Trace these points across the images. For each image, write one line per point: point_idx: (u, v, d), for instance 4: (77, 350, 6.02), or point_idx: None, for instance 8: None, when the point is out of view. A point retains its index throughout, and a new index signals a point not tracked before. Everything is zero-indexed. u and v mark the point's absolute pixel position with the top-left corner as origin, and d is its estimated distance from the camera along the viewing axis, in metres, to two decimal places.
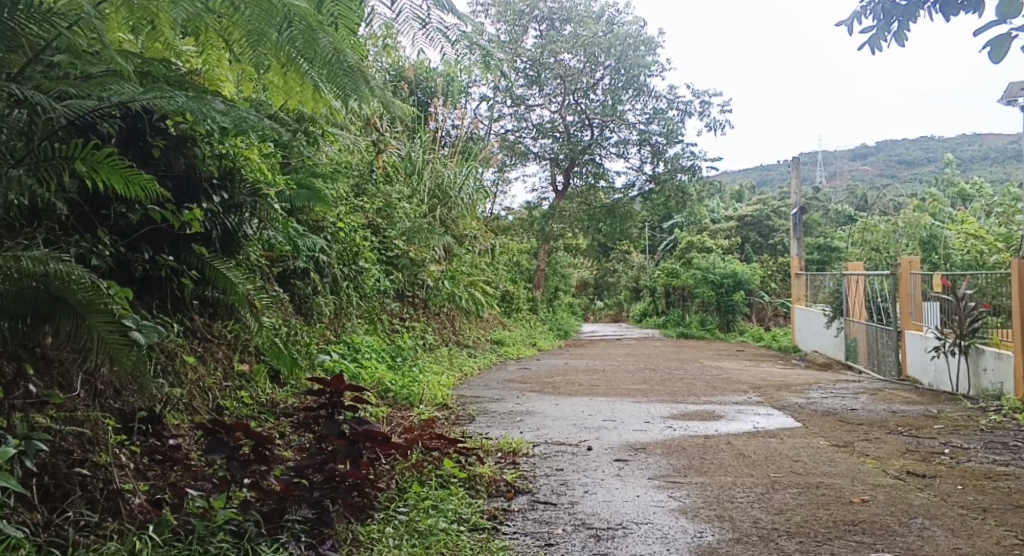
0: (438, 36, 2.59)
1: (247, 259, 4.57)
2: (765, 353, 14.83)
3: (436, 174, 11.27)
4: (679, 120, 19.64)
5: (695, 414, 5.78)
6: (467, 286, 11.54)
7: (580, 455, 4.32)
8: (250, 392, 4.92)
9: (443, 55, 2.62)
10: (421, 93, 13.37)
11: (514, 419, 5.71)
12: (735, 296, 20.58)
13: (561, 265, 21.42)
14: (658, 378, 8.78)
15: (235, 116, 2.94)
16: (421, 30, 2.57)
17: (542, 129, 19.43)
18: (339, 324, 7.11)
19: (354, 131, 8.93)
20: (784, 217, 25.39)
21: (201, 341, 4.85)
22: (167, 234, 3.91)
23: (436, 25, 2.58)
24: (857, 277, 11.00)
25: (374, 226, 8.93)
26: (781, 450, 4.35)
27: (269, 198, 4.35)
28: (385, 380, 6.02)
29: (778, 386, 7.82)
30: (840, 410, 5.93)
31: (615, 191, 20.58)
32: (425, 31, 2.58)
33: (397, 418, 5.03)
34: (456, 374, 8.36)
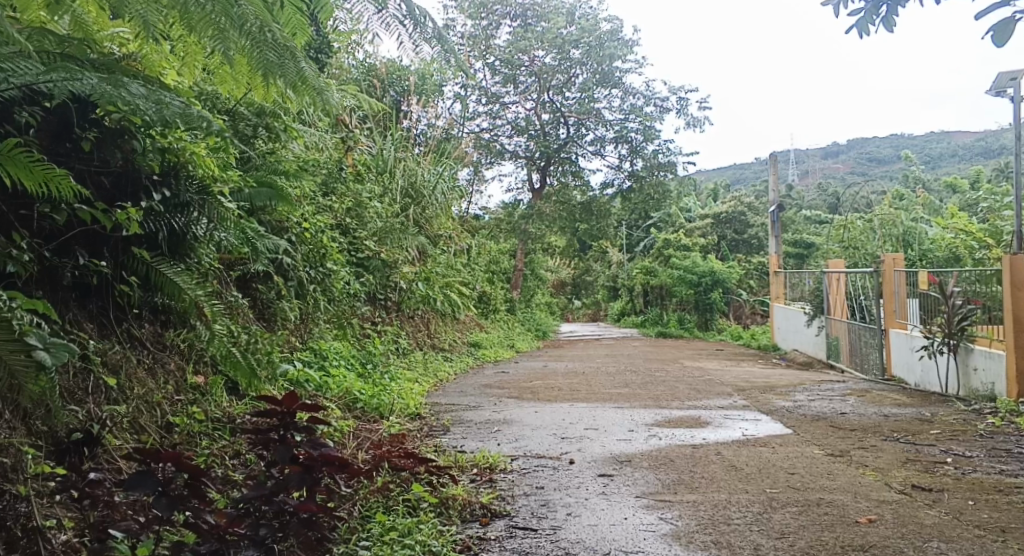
0: (394, 22, 2.67)
1: (199, 263, 4.24)
2: (745, 352, 14.68)
3: (409, 172, 10.92)
4: (656, 117, 19.46)
5: (681, 421, 5.52)
6: (443, 288, 11.22)
7: (561, 471, 4.03)
8: (205, 406, 4.57)
9: (399, 41, 2.69)
10: (393, 90, 13.01)
11: (491, 429, 5.41)
12: (714, 295, 20.47)
13: (539, 265, 21.17)
14: (639, 380, 8.53)
15: (157, 99, 2.80)
16: (376, 14, 2.65)
17: (517, 127, 19.19)
18: (305, 330, 6.77)
19: (321, 128, 8.59)
20: (760, 214, 25.35)
21: (151, 351, 4.51)
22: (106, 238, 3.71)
23: (391, 11, 2.65)
24: (838, 275, 10.85)
25: (343, 226, 8.57)
26: (773, 461, 4.10)
27: (220, 197, 3.97)
28: (354, 389, 5.68)
29: (762, 388, 7.60)
30: (830, 415, 5.71)
31: (592, 188, 20.35)
32: (380, 16, 2.65)
33: (366, 432, 4.70)
34: (430, 380, 8.03)
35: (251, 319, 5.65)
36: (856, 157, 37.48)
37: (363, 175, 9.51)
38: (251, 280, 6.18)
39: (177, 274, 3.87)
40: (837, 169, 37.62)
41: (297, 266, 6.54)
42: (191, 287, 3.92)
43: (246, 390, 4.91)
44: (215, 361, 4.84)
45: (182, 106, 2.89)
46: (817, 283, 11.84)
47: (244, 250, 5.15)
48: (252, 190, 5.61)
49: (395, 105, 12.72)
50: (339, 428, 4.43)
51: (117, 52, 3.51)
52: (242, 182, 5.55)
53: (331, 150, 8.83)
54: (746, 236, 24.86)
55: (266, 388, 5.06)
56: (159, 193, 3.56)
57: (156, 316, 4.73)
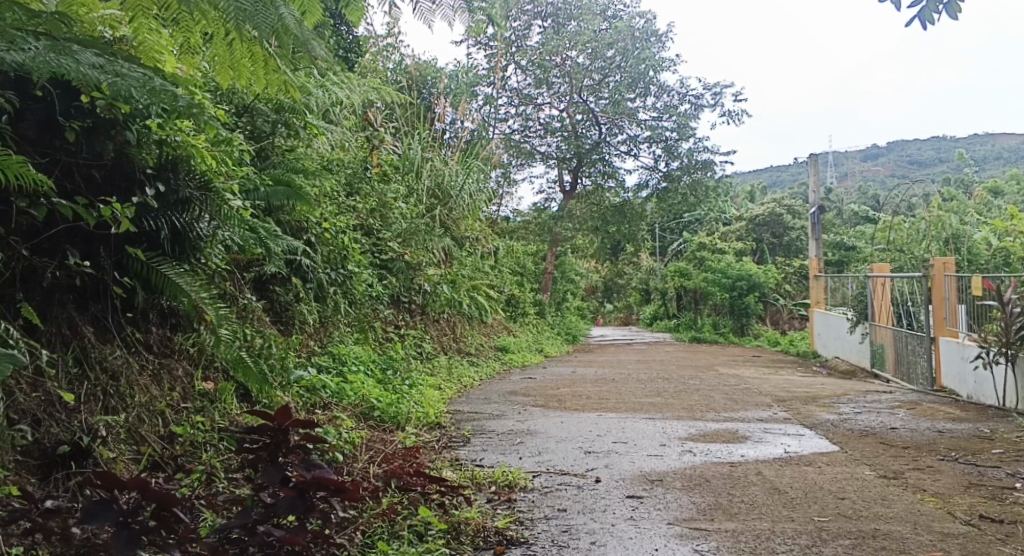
0: None
1: (207, 263, 4.09)
2: (782, 359, 14.17)
3: (435, 172, 10.67)
4: (691, 115, 18.99)
5: (717, 434, 5.17)
6: (469, 291, 10.95)
7: (586, 490, 3.73)
8: (212, 414, 4.35)
9: None
10: (421, 91, 12.81)
11: (514, 440, 5.11)
12: (750, 298, 19.90)
13: (569, 268, 20.80)
14: (672, 389, 8.16)
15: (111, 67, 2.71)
16: None
17: (549, 128, 18.86)
18: (324, 333, 6.54)
19: (345, 127, 8.41)
20: (798, 217, 24.70)
21: (157, 356, 4.33)
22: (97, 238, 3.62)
23: None
24: (883, 279, 10.35)
25: (367, 227, 8.35)
26: (820, 484, 3.75)
27: (223, 193, 3.73)
28: (370, 397, 5.43)
29: (803, 399, 7.19)
30: (879, 430, 5.31)
31: (625, 190, 19.92)
32: None
33: (379, 444, 4.42)
34: (454, 386, 7.76)
35: (265, 322, 5.44)
36: (896, 159, 36.46)
37: (389, 174, 9.28)
38: (268, 282, 5.99)
39: (180, 277, 3.72)
40: (877, 172, 36.65)
41: (317, 267, 6.33)
42: (193, 288, 3.75)
43: (259, 398, 4.69)
44: (226, 367, 4.62)
45: (141, 74, 2.77)
46: (860, 288, 11.33)
47: (257, 250, 4.95)
48: (268, 188, 5.46)
49: (423, 105, 12.50)
50: (349, 439, 4.17)
51: (109, 38, 3.29)
52: (258, 179, 5.40)
53: (355, 149, 8.61)
54: (783, 238, 24.20)
55: (278, 395, 4.82)
56: (154, 187, 3.36)
57: (164, 320, 4.53)
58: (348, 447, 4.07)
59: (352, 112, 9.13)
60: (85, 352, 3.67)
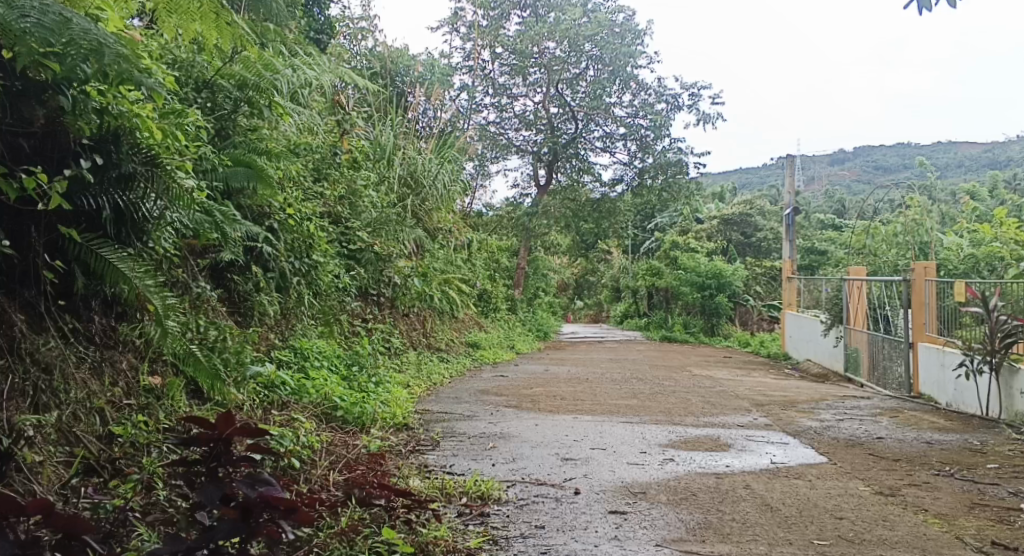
0: None
1: (154, 247, 3.77)
2: (755, 360, 14.07)
3: (408, 161, 10.30)
4: (667, 113, 18.82)
5: (698, 442, 4.93)
6: (440, 284, 10.62)
7: (565, 503, 3.45)
8: (157, 413, 3.99)
9: None
10: (395, 77, 12.43)
11: (485, 444, 4.82)
12: (721, 299, 19.85)
13: (542, 264, 20.55)
14: (648, 390, 7.93)
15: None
16: None
17: (525, 120, 18.56)
18: (285, 326, 6.19)
19: (314, 109, 8.03)
20: (770, 219, 24.76)
21: (99, 348, 3.96)
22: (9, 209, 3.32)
23: None
24: (858, 283, 10.27)
25: (334, 215, 7.99)
26: (814, 501, 3.51)
27: (173, 170, 3.39)
28: (334, 395, 5.09)
29: (783, 404, 7.00)
30: (865, 439, 5.12)
31: (601, 185, 19.69)
32: None
33: (340, 449, 4.08)
34: (423, 383, 7.46)
35: (219, 313, 5.10)
36: (863, 165, 36.92)
37: (359, 160, 8.89)
38: (226, 268, 5.66)
39: (123, 260, 3.43)
40: (844, 177, 37.05)
41: (279, 255, 5.98)
42: (134, 273, 3.46)
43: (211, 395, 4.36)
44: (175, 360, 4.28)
45: (56, 17, 2.65)
46: (836, 291, 11.22)
47: (212, 236, 4.65)
48: (228, 169, 5.21)
49: (397, 91, 12.11)
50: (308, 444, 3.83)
51: None
52: (217, 159, 5.13)
53: (323, 133, 8.22)
54: (754, 239, 24.22)
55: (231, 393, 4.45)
56: (91, 159, 3.00)
57: (107, 309, 4.15)
58: (307, 453, 3.73)
59: (321, 94, 8.73)
60: (13, 341, 3.28)
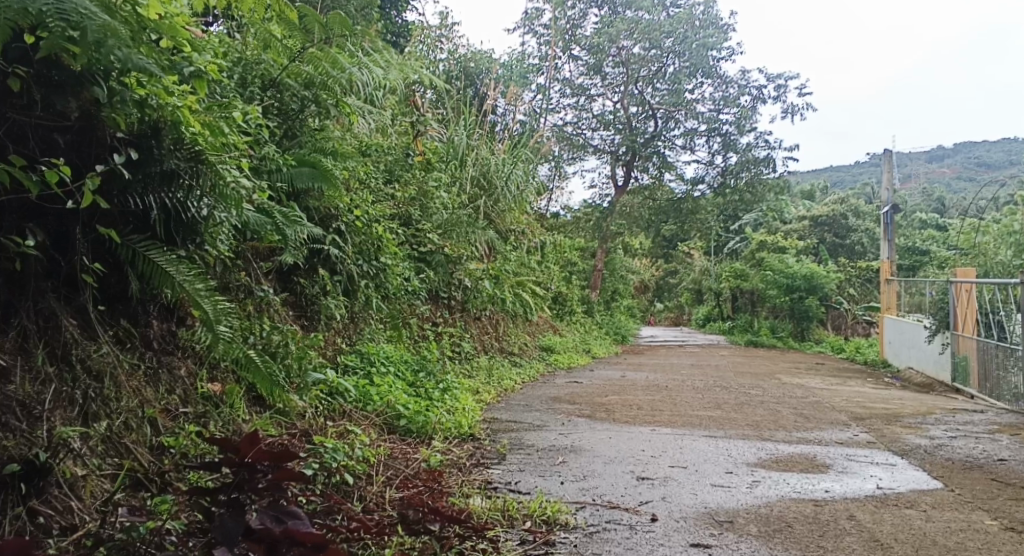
0: None
1: (208, 250, 3.67)
2: (849, 368, 13.20)
3: (480, 161, 10.07)
4: (752, 108, 18.01)
5: (791, 461, 4.46)
6: (514, 287, 10.35)
7: (638, 531, 3.11)
8: (214, 422, 3.84)
9: None
10: (472, 78, 12.28)
11: (555, 459, 4.49)
12: (811, 302, 18.85)
13: (620, 265, 20.04)
14: (733, 400, 7.42)
15: None
16: None
17: (602, 119, 18.12)
18: (353, 330, 6.05)
19: (385, 109, 7.89)
20: (863, 217, 23.43)
21: (157, 353, 3.85)
22: (57, 212, 3.24)
23: None
24: (968, 284, 9.42)
25: (405, 217, 7.84)
26: (932, 537, 3.02)
27: (216, 165, 3.29)
28: (397, 404, 4.86)
29: (885, 418, 6.39)
30: (987, 461, 4.51)
31: (682, 183, 18.99)
32: None
33: (398, 463, 3.83)
34: (494, 390, 7.20)
35: (281, 318, 4.97)
36: (965, 162, 34.69)
37: (431, 160, 8.71)
38: (293, 271, 5.55)
39: (171, 263, 3.30)
40: (944, 173, 34.88)
41: (348, 258, 5.81)
42: (183, 276, 3.34)
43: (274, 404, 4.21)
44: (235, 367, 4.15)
45: None
46: (941, 294, 10.34)
47: (274, 239, 4.54)
48: (292, 169, 5.08)
49: (473, 92, 11.94)
50: (363, 457, 3.58)
51: None
52: (281, 159, 5.00)
53: (394, 133, 8.07)
54: (847, 239, 22.96)
55: (292, 400, 4.29)
56: (126, 153, 2.97)
57: (166, 314, 4.04)
58: (362, 467, 3.50)
59: (394, 94, 8.60)
60: (64, 347, 3.17)
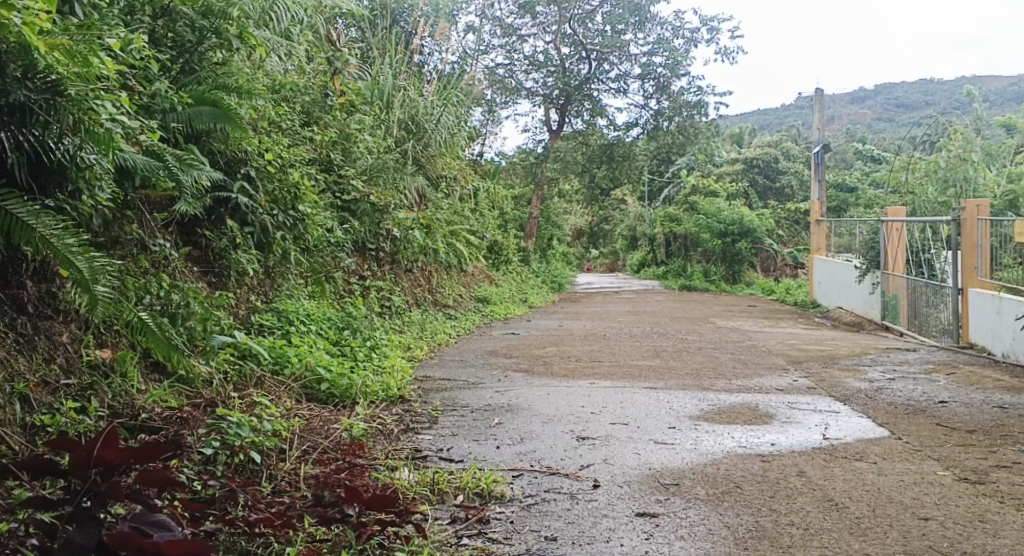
0: None
1: (83, 201, 3.18)
2: (780, 309, 13.37)
3: (407, 103, 9.52)
4: (685, 50, 17.70)
5: (734, 411, 4.31)
6: (447, 236, 9.94)
7: (582, 501, 2.85)
8: (101, 394, 3.37)
9: None
10: (396, 15, 11.57)
11: (490, 419, 4.21)
12: (743, 245, 19.05)
13: (555, 212, 19.79)
14: (672, 348, 7.30)
15: None
16: None
17: (534, 62, 17.57)
18: (269, 286, 5.60)
19: (299, 46, 7.26)
20: (792, 160, 23.73)
21: (31, 318, 3.35)
22: None
23: None
24: (898, 224, 9.50)
25: (326, 163, 7.32)
26: (888, 493, 2.86)
27: (79, 97, 2.81)
28: (318, 366, 4.47)
29: (822, 361, 6.35)
30: (928, 404, 4.46)
31: (615, 128, 18.71)
32: None
33: (316, 434, 3.47)
34: (427, 345, 6.88)
35: (181, 275, 4.52)
36: (884, 104, 35.50)
37: (354, 102, 8.12)
38: (196, 222, 5.07)
39: (35, 216, 2.79)
40: (864, 115, 35.74)
41: (260, 208, 5.32)
42: (51, 230, 2.83)
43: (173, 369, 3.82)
44: (127, 330, 3.68)
45: None
46: (871, 234, 10.41)
47: (169, 187, 4.05)
48: (190, 109, 4.57)
49: (398, 30, 11.26)
50: (271, 429, 3.20)
51: None
52: (175, 97, 4.47)
53: (311, 71, 7.46)
54: (777, 183, 23.25)
55: (195, 365, 3.88)
56: None
57: (41, 276, 3.52)
58: (272, 442, 3.13)
59: (308, 29, 7.94)
60: None
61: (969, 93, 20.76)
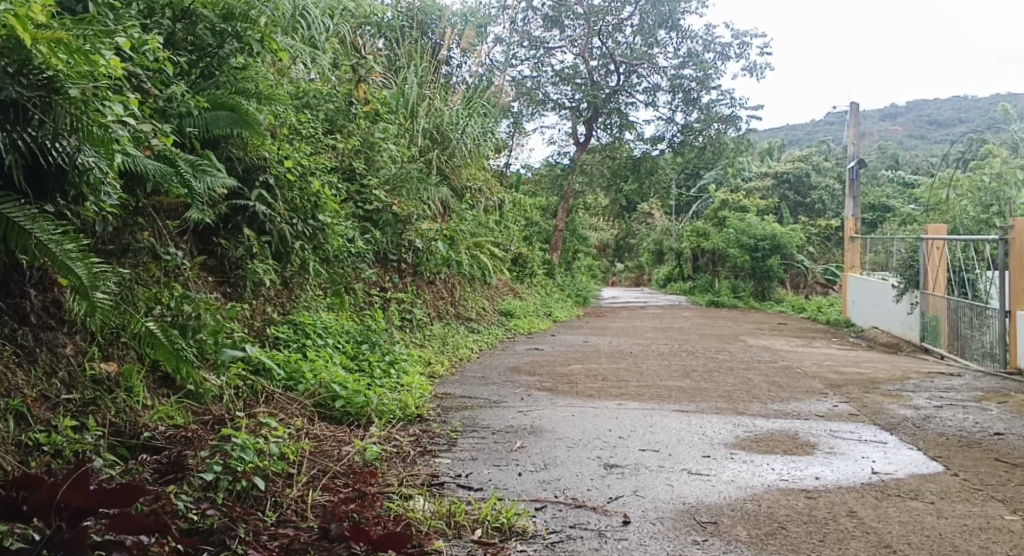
0: None
1: (86, 206, 3.08)
2: (812, 327, 12.98)
3: (433, 113, 9.37)
4: (716, 64, 17.41)
5: (772, 439, 4.04)
6: (470, 249, 9.75)
7: (610, 539, 2.62)
8: (105, 409, 3.20)
9: None
10: (424, 26, 11.47)
11: (512, 442, 3.99)
12: (773, 261, 18.65)
13: (581, 225, 19.57)
14: (702, 367, 7.01)
15: None
16: None
17: (562, 75, 17.40)
18: (288, 297, 5.44)
19: (324, 54, 7.14)
20: (823, 175, 23.26)
21: (33, 329, 3.20)
22: None
23: None
24: (938, 242, 9.12)
25: (349, 171, 7.18)
26: (950, 540, 2.58)
27: (75, 92, 2.74)
28: (333, 382, 4.27)
29: (863, 385, 6.01)
30: (984, 436, 4.13)
31: (642, 142, 18.45)
32: None
33: (326, 458, 3.26)
34: (448, 360, 6.67)
35: (194, 286, 4.37)
36: (916, 121, 34.87)
37: (379, 112, 7.98)
38: (213, 231, 4.96)
39: (32, 220, 2.69)
40: (895, 131, 35.14)
41: (278, 216, 5.17)
42: (49, 235, 2.73)
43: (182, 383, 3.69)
44: (135, 341, 3.54)
45: None
46: (909, 252, 10.03)
47: (181, 193, 3.92)
48: (207, 114, 4.45)
49: (426, 41, 11.15)
50: (278, 452, 3.00)
51: None
52: (192, 101, 4.35)
53: (335, 79, 7.33)
54: (808, 199, 22.78)
55: (204, 376, 3.73)
56: None
57: (43, 286, 3.38)
58: (279, 466, 2.93)
59: (333, 37, 7.82)
60: None
61: (1008, 110, 20.18)
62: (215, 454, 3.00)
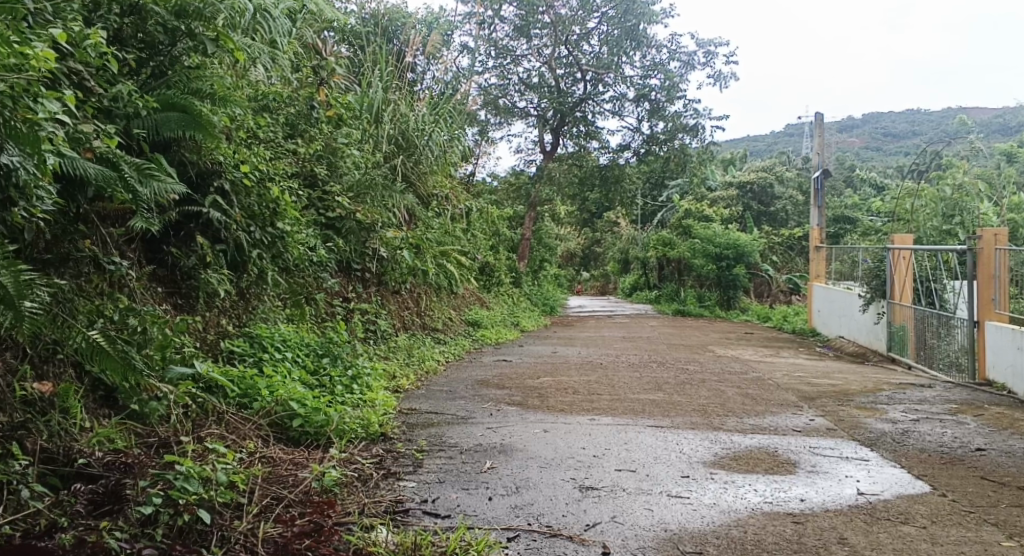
0: None
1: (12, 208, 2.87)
2: (779, 337, 12.98)
3: (398, 118, 9.14)
4: (681, 74, 17.45)
5: (752, 457, 3.88)
6: (436, 257, 9.51)
7: None
8: (36, 434, 2.91)
9: None
10: (389, 32, 11.23)
11: (481, 463, 3.77)
12: (738, 270, 18.72)
13: (547, 234, 19.48)
14: (674, 379, 6.88)
15: None
16: None
17: (528, 83, 17.29)
18: (244, 309, 5.16)
19: (283, 55, 6.88)
20: (786, 185, 23.48)
21: None
22: None
23: None
24: (905, 252, 9.16)
25: (310, 177, 6.91)
26: None
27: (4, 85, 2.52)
28: (291, 399, 4.01)
29: (837, 398, 5.92)
30: (966, 452, 4.03)
31: (607, 151, 18.41)
32: None
33: (280, 484, 3.01)
34: (413, 373, 6.43)
35: (141, 298, 4.08)
36: (872, 133, 35.56)
37: (342, 116, 7.71)
38: (162, 239, 4.70)
39: None
40: (852, 143, 35.78)
41: (234, 223, 4.89)
42: None
43: (126, 401, 3.43)
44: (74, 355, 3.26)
45: None
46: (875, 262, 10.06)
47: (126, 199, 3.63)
48: (157, 114, 4.17)
49: (390, 46, 10.92)
50: (226, 482, 2.72)
51: None
52: (140, 101, 4.07)
53: (296, 82, 7.06)
54: (771, 209, 22.96)
55: (148, 385, 3.46)
56: None
57: None
58: (227, 495, 2.67)
59: (294, 39, 7.55)
60: None
61: (965, 122, 20.58)
62: (159, 483, 2.71)
